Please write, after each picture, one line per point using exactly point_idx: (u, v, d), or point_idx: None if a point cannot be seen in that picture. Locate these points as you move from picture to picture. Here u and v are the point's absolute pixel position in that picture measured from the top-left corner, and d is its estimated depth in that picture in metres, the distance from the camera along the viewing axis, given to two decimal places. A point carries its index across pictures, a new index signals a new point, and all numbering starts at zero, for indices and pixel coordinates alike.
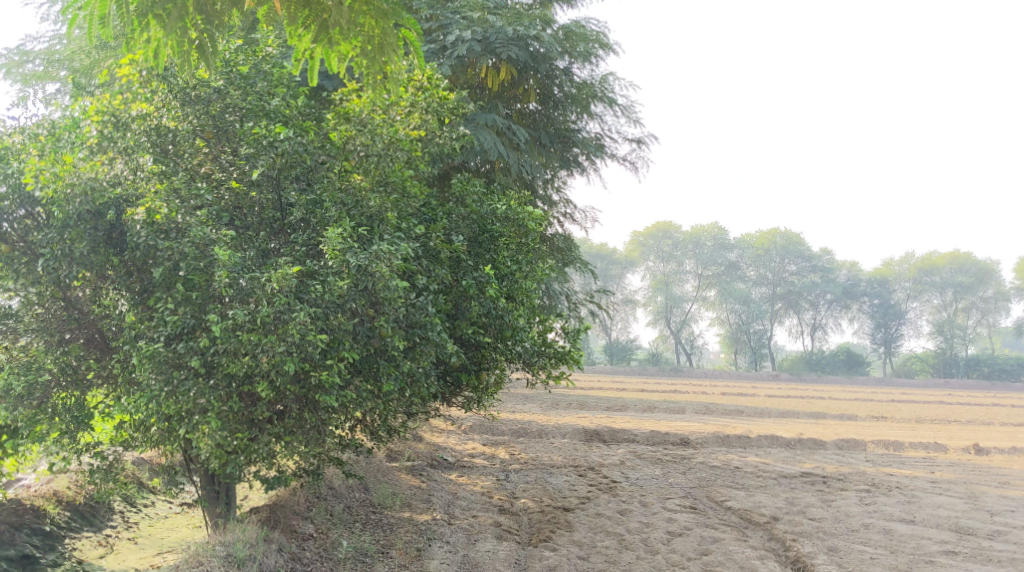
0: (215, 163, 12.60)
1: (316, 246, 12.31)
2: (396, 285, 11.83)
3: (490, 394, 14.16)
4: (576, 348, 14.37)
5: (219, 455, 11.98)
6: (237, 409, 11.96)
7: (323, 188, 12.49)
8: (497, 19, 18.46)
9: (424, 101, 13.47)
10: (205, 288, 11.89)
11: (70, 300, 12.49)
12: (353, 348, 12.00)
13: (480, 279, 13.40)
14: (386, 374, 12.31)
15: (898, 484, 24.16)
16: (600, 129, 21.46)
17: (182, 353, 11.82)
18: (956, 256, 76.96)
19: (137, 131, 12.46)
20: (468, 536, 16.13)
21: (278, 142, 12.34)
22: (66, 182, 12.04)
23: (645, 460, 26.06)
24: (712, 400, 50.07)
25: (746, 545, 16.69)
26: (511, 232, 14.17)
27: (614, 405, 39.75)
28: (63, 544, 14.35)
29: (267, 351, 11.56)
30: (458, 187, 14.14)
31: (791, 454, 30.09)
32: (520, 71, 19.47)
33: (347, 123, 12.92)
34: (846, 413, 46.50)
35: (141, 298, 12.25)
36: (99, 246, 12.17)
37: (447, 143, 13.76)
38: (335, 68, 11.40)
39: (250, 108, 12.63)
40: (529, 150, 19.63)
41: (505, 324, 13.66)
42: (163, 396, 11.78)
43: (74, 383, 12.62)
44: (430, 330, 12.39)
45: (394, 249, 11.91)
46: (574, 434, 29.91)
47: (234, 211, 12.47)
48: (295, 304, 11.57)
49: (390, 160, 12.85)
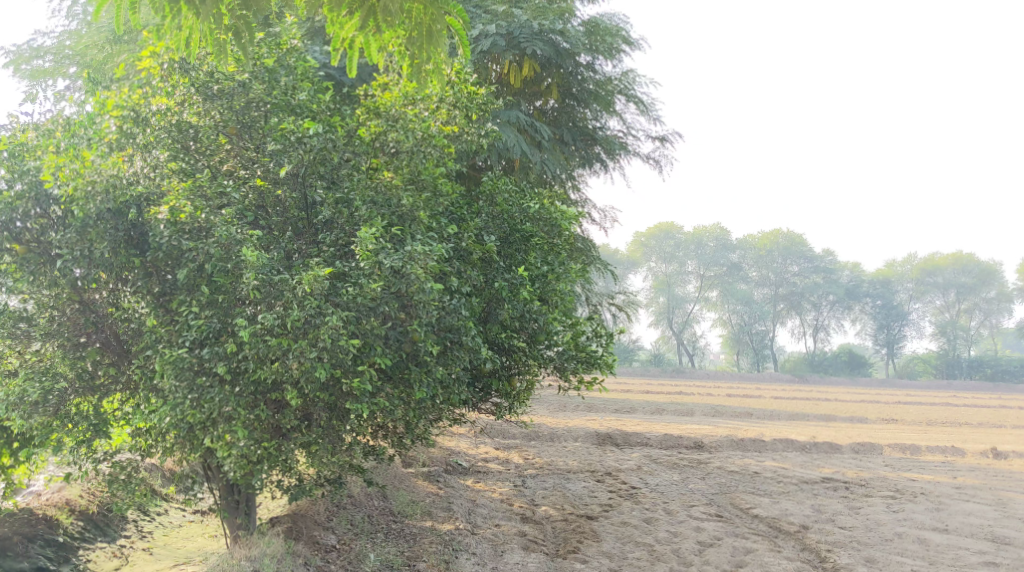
0: (238, 160, 12.12)
1: (345, 247, 11.80)
2: (431, 288, 11.30)
3: (521, 401, 13.60)
4: (608, 352, 13.84)
5: (243, 466, 11.49)
6: (264, 417, 11.46)
7: (352, 186, 11.98)
8: (521, 13, 18.06)
9: (452, 96, 13.03)
10: (231, 290, 11.43)
11: (88, 303, 11.91)
12: (385, 354, 11.48)
13: (513, 280, 12.93)
14: (418, 380, 11.80)
15: (923, 490, 23.63)
16: (623, 126, 20.94)
17: (206, 359, 11.29)
18: (960, 258, 76.47)
19: (157, 127, 11.97)
20: (494, 547, 15.65)
21: (307, 138, 11.83)
22: (87, 179, 11.53)
23: (662, 465, 25.51)
24: (719, 401, 49.46)
25: (781, 556, 16.26)
26: (542, 232, 13.66)
27: (623, 407, 39.18)
28: (77, 556, 13.83)
29: (297, 357, 11.01)
30: (487, 185, 13.65)
31: (808, 458, 29.53)
32: (543, 67, 18.97)
33: (377, 118, 12.52)
34: (856, 416, 45.93)
35: (160, 301, 11.72)
36: (120, 248, 11.62)
37: (474, 140, 13.42)
38: (374, 58, 10.92)
39: (276, 103, 12.14)
40: (551, 149, 18.95)
41: (538, 328, 13.16)
42: (187, 404, 11.24)
43: (91, 388, 12.10)
44: (464, 334, 11.97)
45: (429, 250, 11.39)
46: (587, 437, 29.32)
47: (258, 210, 11.95)
48: (326, 307, 11.04)
49: (422, 157, 12.42)
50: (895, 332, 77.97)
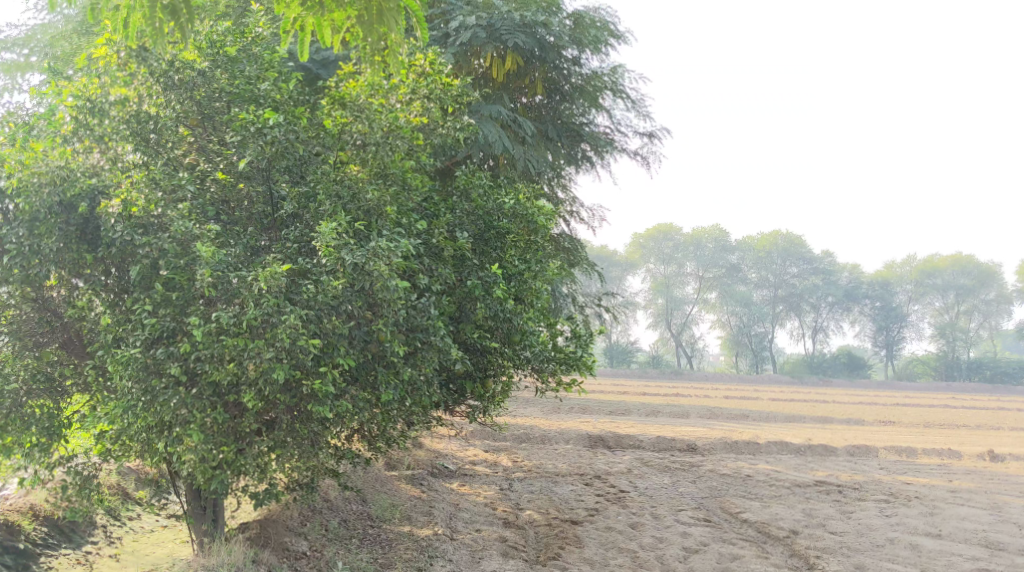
0: (201, 153, 11.76)
1: (309, 243, 11.40)
2: (396, 286, 10.85)
3: (496, 403, 13.13)
4: (588, 353, 13.35)
5: (203, 470, 11.06)
6: (222, 420, 11.01)
7: (317, 180, 11.55)
8: (503, 5, 17.60)
9: (426, 87, 12.61)
10: (187, 288, 10.94)
11: (43, 299, 11.60)
12: (349, 355, 11.03)
13: (487, 279, 12.45)
14: (385, 382, 11.37)
15: (917, 494, 23.16)
16: (610, 122, 20.44)
17: (161, 359, 10.85)
18: (958, 259, 75.80)
19: (115, 117, 11.62)
20: (472, 554, 15.20)
21: (267, 130, 11.34)
22: (33, 171, 11.09)
23: (652, 468, 25.08)
24: (715, 403, 49.08)
25: (768, 563, 15.84)
26: (518, 228, 13.13)
27: (617, 408, 38.77)
28: (38, 564, 13.26)
29: (253, 357, 10.57)
30: (462, 180, 13.20)
31: (802, 460, 29.10)
32: (528, 61, 18.45)
33: (343, 109, 12.05)
34: (853, 417, 45.53)
35: (117, 299, 11.30)
36: (71, 243, 11.17)
37: (450, 134, 12.91)
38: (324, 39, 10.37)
39: (236, 92, 11.77)
40: (536, 145, 18.53)
41: (513, 327, 12.66)
42: (140, 406, 10.88)
43: (49, 389, 11.78)
44: (433, 334, 11.47)
45: (394, 246, 10.93)
46: (578, 439, 28.88)
47: (221, 205, 11.55)
48: (284, 306, 10.57)
49: (390, 149, 11.94)
50: (894, 334, 77.42)
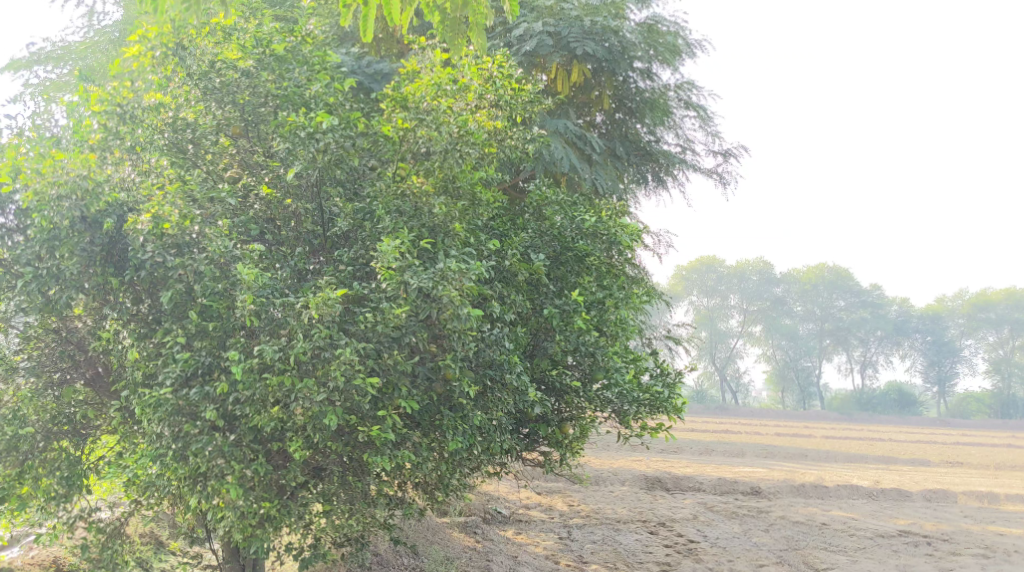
0: (245, 166, 10.45)
1: (366, 266, 9.93)
2: (467, 315, 9.33)
3: (573, 451, 11.45)
4: (676, 393, 11.60)
5: (241, 528, 9.55)
6: (265, 472, 9.49)
7: (375, 193, 10.16)
8: (570, 10, 16.13)
9: (494, 92, 11.07)
10: (228, 319, 9.53)
11: (67, 330, 10.25)
12: (413, 397, 9.53)
13: (565, 307, 10.95)
14: (451, 428, 9.83)
15: (1016, 547, 21.08)
16: (680, 140, 18.71)
17: (193, 401, 9.37)
18: (1012, 293, 71.66)
19: (150, 125, 10.37)
20: None
21: (320, 135, 9.93)
22: (50, 180, 9.67)
23: (720, 514, 23.21)
24: (769, 442, 46.87)
25: None
26: (599, 251, 11.56)
27: (670, 447, 36.80)
28: None
29: (301, 400, 9.09)
30: (535, 196, 11.75)
31: (877, 507, 27.02)
32: (593, 74, 16.86)
33: (405, 112, 10.66)
34: (918, 457, 43.12)
35: (147, 330, 9.83)
36: (95, 265, 9.75)
37: (519, 146, 11.36)
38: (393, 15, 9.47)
39: (284, 95, 10.33)
40: (603, 164, 16.84)
41: (595, 364, 11.09)
42: (171, 455, 9.44)
43: (69, 431, 10.44)
44: (508, 371, 10.08)
45: (465, 267, 9.41)
46: (635, 481, 27.09)
47: (267, 224, 10.22)
48: (339, 338, 9.10)
49: (458, 157, 10.42)
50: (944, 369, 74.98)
